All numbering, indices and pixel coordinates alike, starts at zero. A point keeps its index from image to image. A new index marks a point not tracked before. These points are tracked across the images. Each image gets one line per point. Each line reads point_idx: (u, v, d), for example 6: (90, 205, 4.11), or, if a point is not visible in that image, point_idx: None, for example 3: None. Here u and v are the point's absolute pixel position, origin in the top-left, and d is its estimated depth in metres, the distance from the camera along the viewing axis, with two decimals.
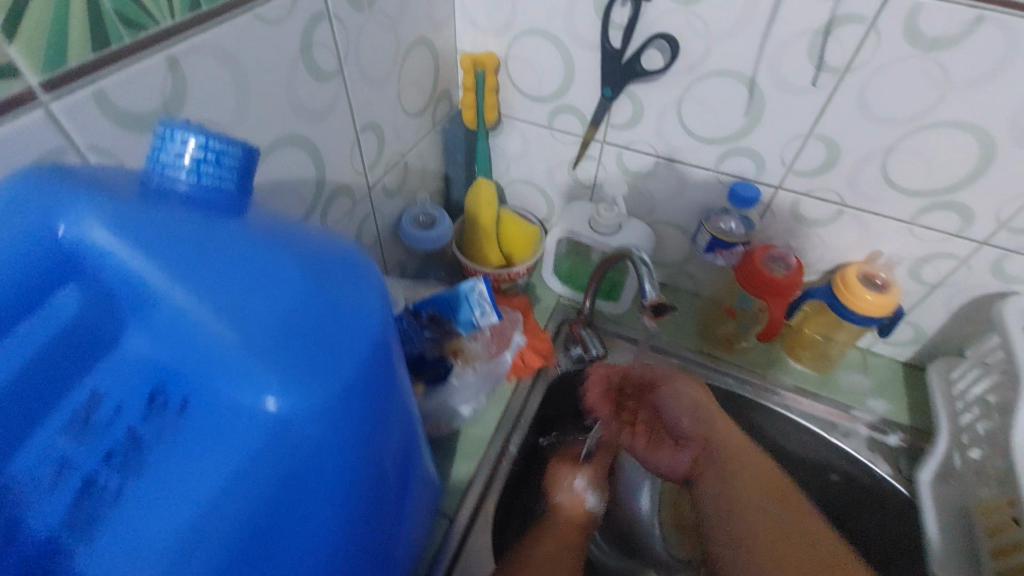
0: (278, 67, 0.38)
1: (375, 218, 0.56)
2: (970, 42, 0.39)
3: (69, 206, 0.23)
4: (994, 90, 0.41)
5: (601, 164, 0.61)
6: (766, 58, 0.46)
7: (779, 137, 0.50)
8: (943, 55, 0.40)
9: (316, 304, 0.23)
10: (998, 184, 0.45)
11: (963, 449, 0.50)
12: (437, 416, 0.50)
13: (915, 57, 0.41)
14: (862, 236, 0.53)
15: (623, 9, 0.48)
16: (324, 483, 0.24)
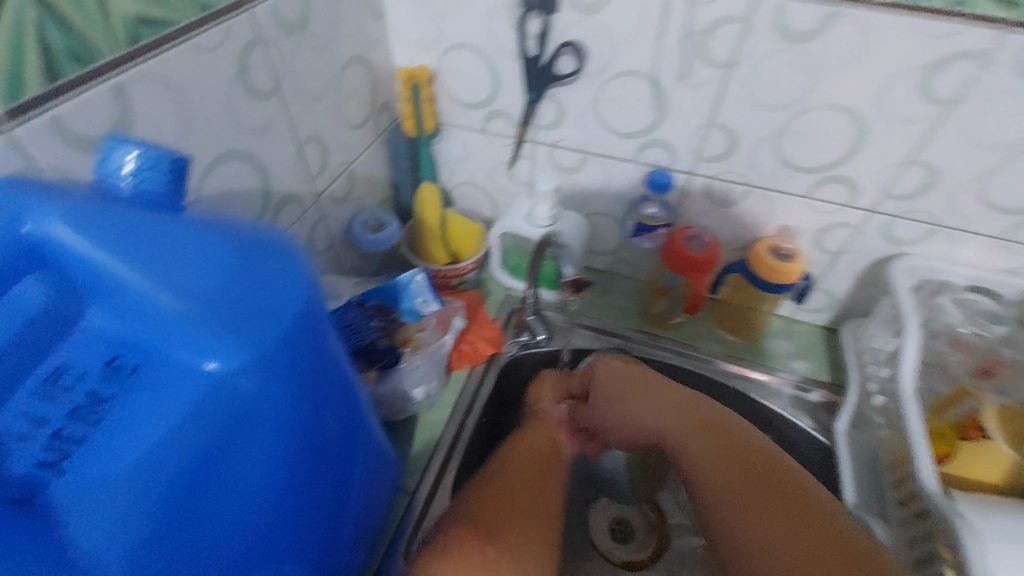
0: (218, 90, 0.40)
1: (326, 226, 0.59)
2: (831, 35, 0.45)
3: (32, 205, 0.26)
4: (859, 75, 0.47)
5: (535, 162, 0.65)
6: (667, 58, 0.51)
7: (689, 129, 0.55)
8: (812, 46, 0.46)
9: (248, 276, 0.26)
10: (872, 159, 0.51)
11: (870, 397, 0.56)
12: (393, 402, 0.53)
13: (789, 50, 0.47)
14: (770, 212, 0.59)
15: (538, 20, 0.53)
16: (267, 432, 0.27)
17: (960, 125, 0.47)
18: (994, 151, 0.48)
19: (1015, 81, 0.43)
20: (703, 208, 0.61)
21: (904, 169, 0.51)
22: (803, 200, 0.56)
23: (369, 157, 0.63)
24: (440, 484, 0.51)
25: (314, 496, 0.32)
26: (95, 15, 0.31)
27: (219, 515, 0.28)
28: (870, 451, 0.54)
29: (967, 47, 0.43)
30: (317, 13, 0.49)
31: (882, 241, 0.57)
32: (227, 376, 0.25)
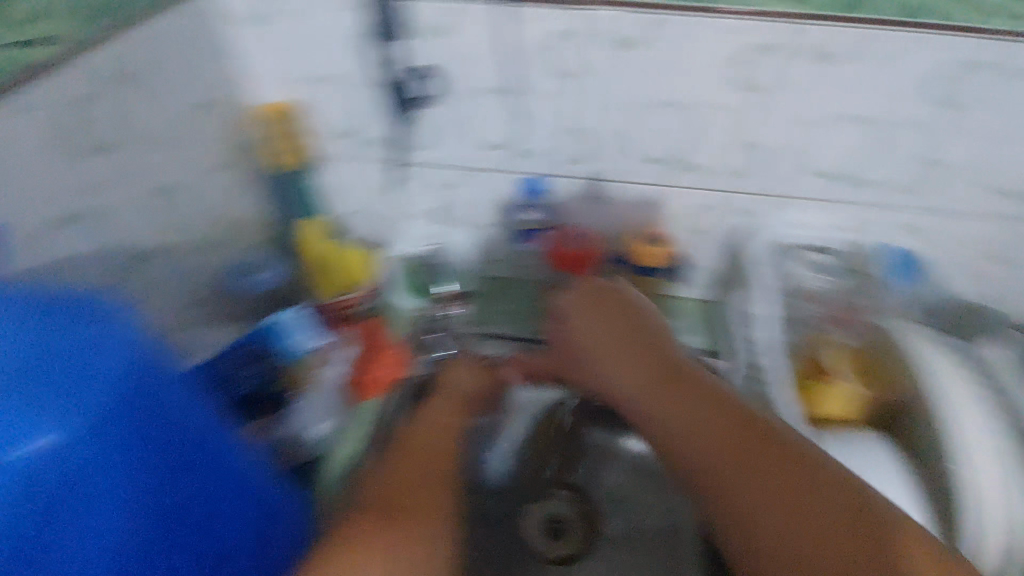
0: (52, 161, 0.44)
1: (216, 275, 0.65)
2: (653, 41, 0.55)
3: None
4: (661, 66, 0.57)
5: (422, 182, 0.72)
6: (506, 70, 0.60)
7: (554, 138, 0.64)
8: (621, 52, 0.57)
9: (56, 345, 0.28)
10: (691, 134, 0.61)
11: (745, 355, 0.62)
12: (294, 435, 0.59)
13: (608, 53, 0.57)
14: (634, 203, 0.67)
15: (396, 49, 0.60)
16: (116, 482, 0.29)
17: (779, 108, 0.58)
18: (806, 124, 0.59)
19: (809, 64, 0.55)
20: (579, 206, 0.68)
21: (740, 150, 0.62)
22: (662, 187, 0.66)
23: (240, 202, 0.67)
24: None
25: (176, 543, 0.32)
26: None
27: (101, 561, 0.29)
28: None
29: (761, 40, 0.54)
30: (170, 67, 0.54)
31: (737, 215, 0.67)
32: (64, 448, 0.26)
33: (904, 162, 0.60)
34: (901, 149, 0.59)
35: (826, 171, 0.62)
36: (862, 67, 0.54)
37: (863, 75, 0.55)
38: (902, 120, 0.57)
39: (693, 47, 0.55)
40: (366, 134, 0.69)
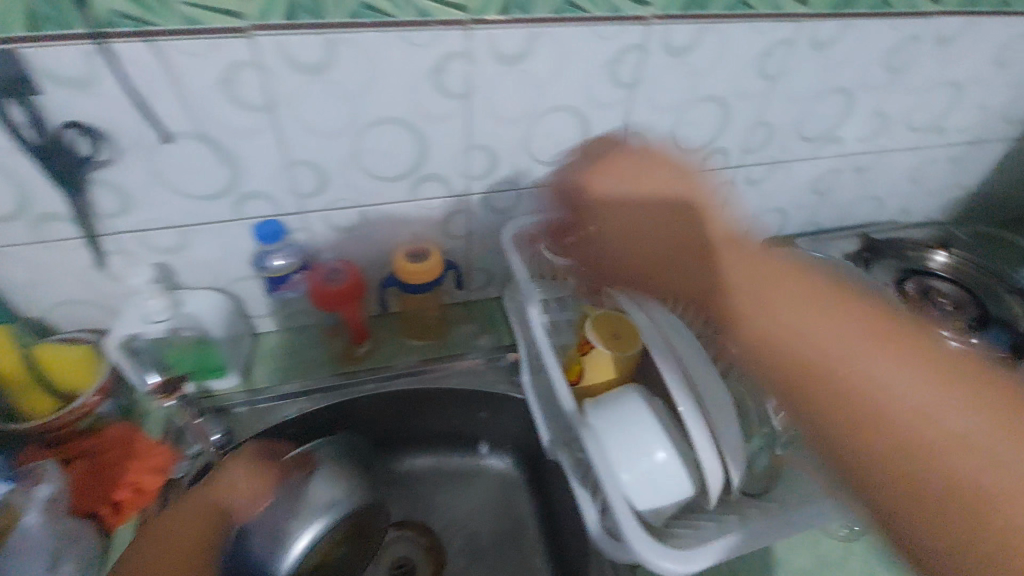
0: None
1: None
2: (337, 65, 0.56)
3: None
4: (374, 92, 0.59)
5: (145, 248, 0.66)
6: (200, 116, 0.57)
7: (274, 174, 0.63)
8: (329, 75, 0.56)
9: None
10: (411, 153, 0.66)
11: (519, 334, 0.74)
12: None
13: (312, 80, 0.56)
14: (391, 221, 0.72)
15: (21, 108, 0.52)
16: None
17: (484, 105, 0.63)
18: (517, 120, 0.66)
19: (500, 67, 0.60)
20: (330, 239, 0.72)
21: (469, 152, 0.68)
22: (409, 199, 0.71)
23: None
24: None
25: None
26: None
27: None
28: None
29: (448, 49, 0.58)
30: None
31: (488, 213, 0.76)
32: None
33: (608, 138, 0.72)
34: (603, 127, 0.71)
35: (546, 159, 0.72)
36: (549, 66, 0.62)
37: (550, 72, 0.63)
38: (594, 102, 0.67)
39: (382, 64, 0.57)
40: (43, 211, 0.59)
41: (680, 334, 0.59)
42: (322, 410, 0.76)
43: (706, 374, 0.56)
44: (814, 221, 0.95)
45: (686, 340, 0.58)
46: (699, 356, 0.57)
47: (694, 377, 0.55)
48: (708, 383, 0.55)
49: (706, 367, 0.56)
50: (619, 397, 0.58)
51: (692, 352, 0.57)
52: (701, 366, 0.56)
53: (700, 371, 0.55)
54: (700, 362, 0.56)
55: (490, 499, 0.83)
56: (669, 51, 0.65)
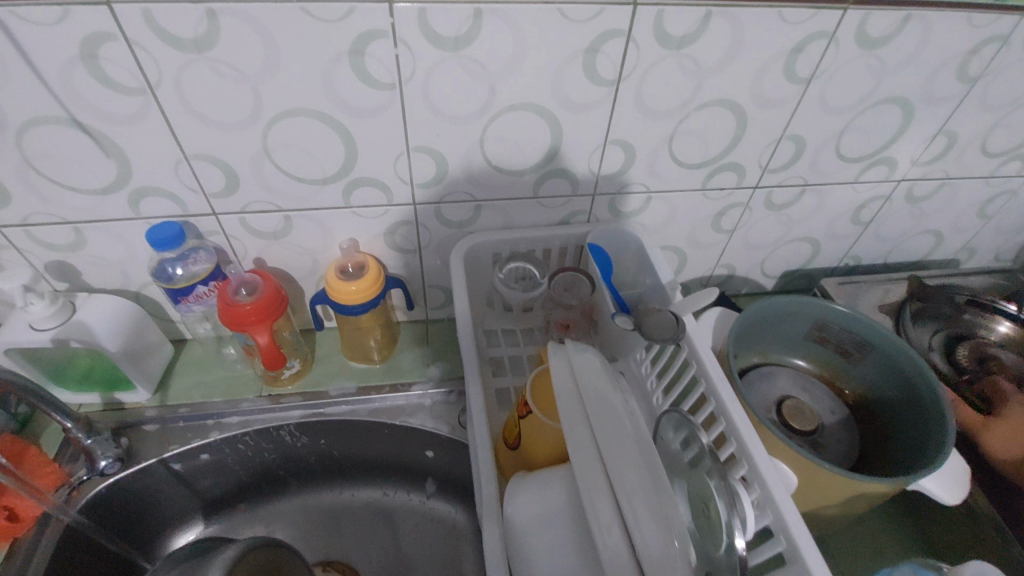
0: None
1: None
2: (223, 42, 0.45)
3: None
4: (281, 78, 0.48)
5: (39, 244, 0.58)
6: (65, 97, 0.47)
7: (169, 170, 0.54)
8: (215, 53, 0.45)
9: None
10: (337, 155, 0.55)
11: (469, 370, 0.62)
12: None
13: (198, 60, 0.46)
14: (324, 231, 0.62)
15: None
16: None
17: (423, 100, 0.51)
18: (467, 120, 0.54)
19: (437, 51, 0.48)
20: (253, 244, 0.62)
21: (410, 155, 0.56)
22: (343, 206, 0.60)
23: None
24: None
25: None
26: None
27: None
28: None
29: (366, 27, 0.46)
30: None
31: (442, 226, 0.64)
32: None
33: (587, 146, 0.58)
34: (581, 133, 0.57)
35: (509, 167, 0.59)
36: (503, 54, 0.49)
37: (505, 63, 0.50)
38: (567, 102, 0.54)
39: (282, 41, 0.46)
40: None
41: (613, 411, 0.43)
42: (240, 436, 0.67)
43: (641, 472, 0.39)
44: (851, 256, 0.80)
45: (619, 420, 0.42)
46: (640, 446, 0.41)
47: (616, 476, 0.39)
48: (643, 483, 0.39)
49: (643, 463, 0.40)
50: (549, 485, 0.45)
51: (626, 440, 0.41)
52: (638, 461, 0.40)
53: (629, 468, 0.39)
54: (636, 454, 0.40)
55: (431, 548, 0.73)
56: (663, 40, 0.50)
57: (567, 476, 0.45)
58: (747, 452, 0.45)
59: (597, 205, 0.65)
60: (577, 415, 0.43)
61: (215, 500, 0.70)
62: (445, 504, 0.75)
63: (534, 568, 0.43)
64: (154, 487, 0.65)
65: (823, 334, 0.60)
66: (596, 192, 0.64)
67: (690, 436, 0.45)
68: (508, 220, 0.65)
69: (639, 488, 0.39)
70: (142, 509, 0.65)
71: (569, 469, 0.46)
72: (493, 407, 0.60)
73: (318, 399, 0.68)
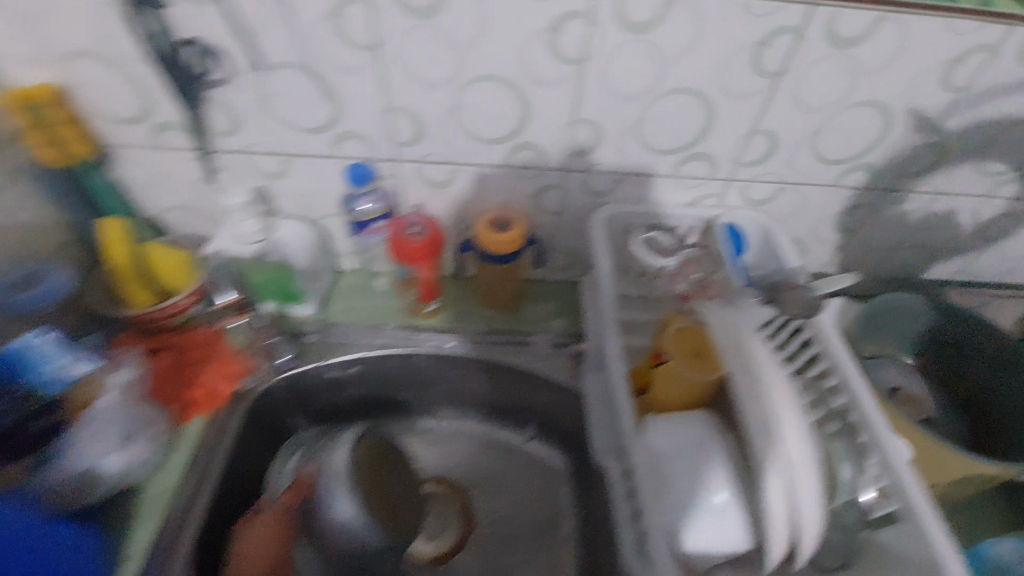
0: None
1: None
2: (449, 10, 0.53)
3: None
4: (486, 47, 0.56)
5: (251, 171, 0.69)
6: (307, 48, 0.56)
7: (370, 118, 0.63)
8: (440, 20, 0.54)
9: None
10: (512, 119, 0.62)
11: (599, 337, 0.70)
12: (73, 482, 0.52)
13: (422, 25, 0.54)
14: (482, 186, 0.70)
15: (151, 17, 0.54)
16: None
17: (600, 77, 0.58)
18: (633, 98, 0.60)
19: (624, 34, 0.54)
20: (419, 191, 0.71)
21: (575, 125, 0.63)
22: (504, 165, 0.68)
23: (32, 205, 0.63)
24: (173, 553, 0.56)
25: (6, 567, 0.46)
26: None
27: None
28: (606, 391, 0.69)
29: (569, 8, 0.53)
30: None
31: (584, 193, 0.71)
32: None
33: (735, 134, 0.63)
34: (732, 122, 0.62)
35: (658, 146, 0.65)
36: (682, 40, 0.55)
37: (681, 49, 0.55)
38: (727, 91, 0.59)
39: (497, 14, 0.53)
40: (164, 121, 0.63)
41: (765, 361, 0.47)
42: (384, 358, 0.76)
43: (798, 416, 0.44)
44: (966, 270, 0.81)
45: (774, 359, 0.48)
46: (793, 392, 0.46)
47: (777, 421, 0.45)
48: (799, 427, 0.44)
49: (798, 408, 0.45)
50: (680, 422, 0.52)
51: (783, 387, 0.46)
52: (795, 407, 0.45)
53: (789, 414, 0.44)
54: (792, 400, 0.45)
55: (529, 483, 0.81)
56: (830, 40, 0.55)
57: (698, 422, 0.52)
58: (867, 421, 0.50)
59: (730, 190, 0.70)
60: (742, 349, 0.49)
61: (352, 411, 0.81)
62: (546, 447, 0.83)
63: (665, 488, 0.50)
64: (308, 392, 0.76)
65: (943, 334, 0.63)
66: (731, 178, 0.69)
67: (817, 401, 0.54)
68: (643, 195, 0.71)
69: (796, 431, 0.44)
70: (297, 407, 0.76)
71: (700, 418, 0.53)
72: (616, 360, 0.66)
73: (450, 338, 0.78)
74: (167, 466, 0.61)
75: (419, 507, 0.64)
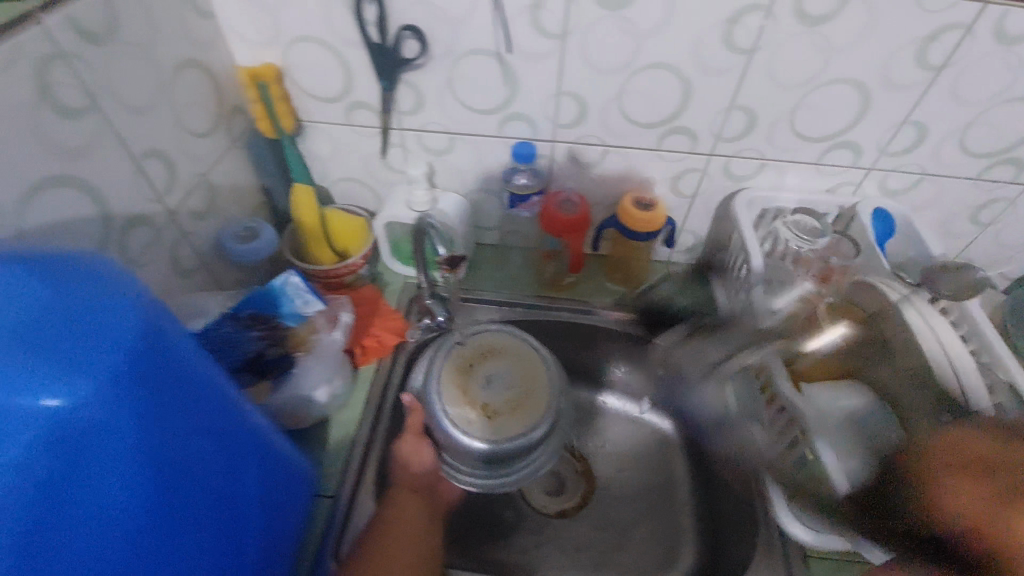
0: (15, 109, 0.42)
1: (208, 244, 0.67)
2: (638, 3, 0.59)
3: (68, 401, 0.30)
4: (663, 38, 0.61)
5: (422, 147, 0.77)
6: (500, 37, 0.63)
7: (541, 101, 0.69)
8: (627, 12, 0.59)
9: (178, 391, 0.38)
10: (672, 106, 0.68)
11: (737, 315, 0.75)
12: (294, 409, 0.60)
13: (610, 16, 0.60)
14: (628, 168, 0.76)
15: (372, 7, 0.61)
16: (111, 423, 0.33)
17: (765, 67, 0.63)
18: (793, 87, 0.65)
19: (797, 26, 0.59)
20: (569, 171, 0.77)
21: (730, 112, 0.68)
22: (654, 148, 0.73)
23: (241, 171, 0.73)
24: (360, 479, 0.67)
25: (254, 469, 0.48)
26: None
27: (78, 496, 0.32)
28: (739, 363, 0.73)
29: (751, 2, 0.57)
30: (166, 46, 0.57)
31: (725, 178, 0.76)
32: (199, 451, 0.40)
33: (884, 123, 0.67)
34: (885, 109, 0.66)
35: (806, 134, 0.69)
36: (851, 32, 0.59)
37: (849, 41, 0.60)
38: (885, 81, 0.63)
39: (682, 7, 0.58)
40: (358, 100, 0.71)
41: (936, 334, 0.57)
42: (521, 323, 0.83)
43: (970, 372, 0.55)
44: None
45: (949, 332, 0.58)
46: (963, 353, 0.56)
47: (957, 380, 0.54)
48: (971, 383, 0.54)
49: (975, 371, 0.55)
50: (839, 393, 0.59)
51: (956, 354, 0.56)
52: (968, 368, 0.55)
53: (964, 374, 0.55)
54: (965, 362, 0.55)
55: (647, 449, 0.85)
56: (998, 36, 0.58)
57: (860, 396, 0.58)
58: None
59: (870, 179, 0.74)
60: (915, 328, 0.58)
61: None
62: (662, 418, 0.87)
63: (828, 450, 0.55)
64: None
65: None
66: (873, 166, 0.72)
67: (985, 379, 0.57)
68: (781, 182, 0.76)
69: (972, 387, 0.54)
70: None
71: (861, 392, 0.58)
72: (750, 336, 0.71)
73: (584, 309, 0.83)
74: (351, 401, 0.72)
75: (521, 409, 0.69)
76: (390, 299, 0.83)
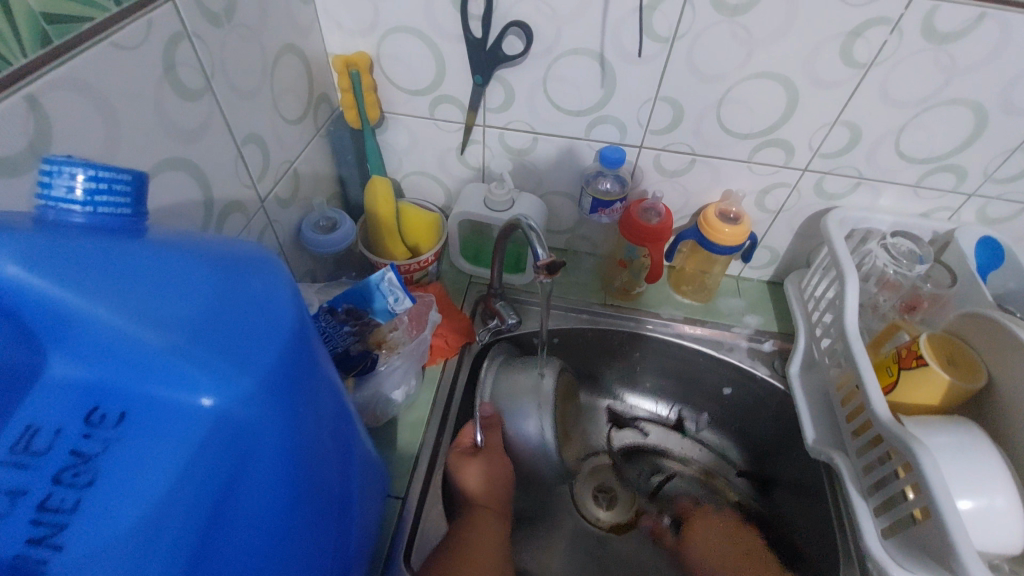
0: (143, 86, 0.41)
1: (287, 232, 0.66)
2: (757, 9, 0.56)
3: (233, 405, 0.27)
4: (778, 47, 0.59)
5: (503, 146, 0.75)
6: (607, 38, 0.61)
7: (635, 105, 0.67)
8: (744, 19, 0.57)
9: (321, 400, 0.34)
10: (773, 119, 0.66)
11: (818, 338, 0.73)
12: (374, 405, 0.60)
13: (727, 22, 0.58)
14: (715, 179, 0.74)
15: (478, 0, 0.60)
16: (271, 424, 0.29)
17: (879, 84, 0.60)
18: (905, 106, 0.62)
19: (923, 44, 0.56)
20: (652, 178, 0.75)
21: (834, 127, 0.65)
22: (746, 160, 0.71)
23: (321, 160, 0.72)
24: (428, 485, 0.64)
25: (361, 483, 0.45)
26: (11, 16, 0.31)
27: (237, 502, 0.29)
28: (820, 387, 0.70)
29: (879, 15, 0.55)
30: (272, 29, 0.56)
31: (815, 195, 0.73)
32: (329, 466, 0.36)
33: (997, 150, 0.64)
34: (1000, 136, 0.63)
35: (909, 155, 0.67)
36: (979, 53, 0.56)
37: (976, 61, 0.57)
38: (1006, 106, 0.60)
39: (803, 17, 0.56)
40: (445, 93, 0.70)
41: None
42: (586, 330, 0.81)
43: None
44: None
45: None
46: None
47: None
48: None
49: None
50: (946, 430, 0.56)
51: None
52: None
53: None
54: None
55: (703, 467, 0.82)
56: None
57: (973, 440, 0.54)
58: None
59: (969, 205, 0.71)
60: None
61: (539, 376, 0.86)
62: (721, 434, 0.84)
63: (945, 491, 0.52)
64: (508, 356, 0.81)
65: None
66: (975, 193, 0.69)
67: None
68: (873, 202, 0.73)
69: None
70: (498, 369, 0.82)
71: (971, 434, 0.55)
72: (833, 360, 0.69)
73: (648, 323, 0.81)
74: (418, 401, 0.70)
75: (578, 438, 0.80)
76: (455, 296, 0.81)
